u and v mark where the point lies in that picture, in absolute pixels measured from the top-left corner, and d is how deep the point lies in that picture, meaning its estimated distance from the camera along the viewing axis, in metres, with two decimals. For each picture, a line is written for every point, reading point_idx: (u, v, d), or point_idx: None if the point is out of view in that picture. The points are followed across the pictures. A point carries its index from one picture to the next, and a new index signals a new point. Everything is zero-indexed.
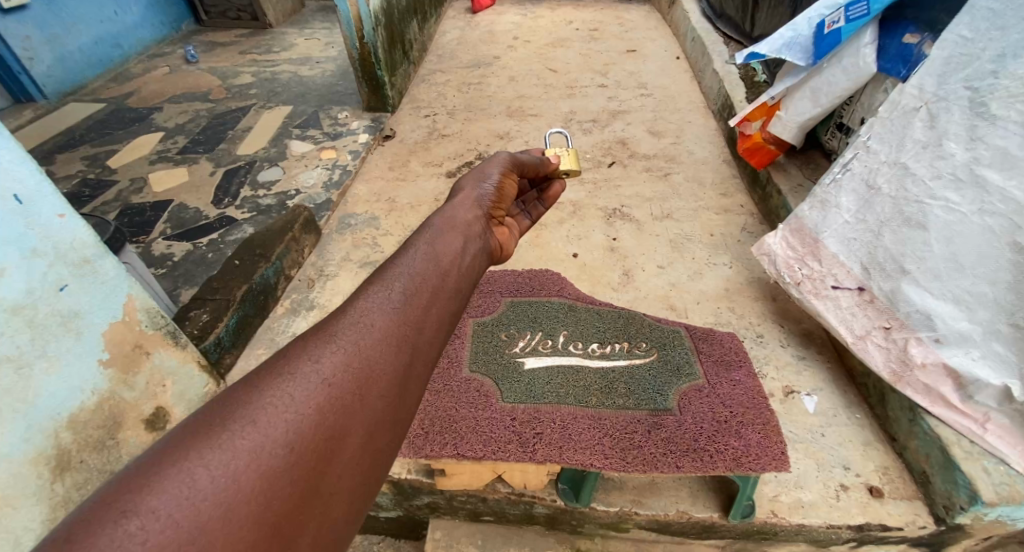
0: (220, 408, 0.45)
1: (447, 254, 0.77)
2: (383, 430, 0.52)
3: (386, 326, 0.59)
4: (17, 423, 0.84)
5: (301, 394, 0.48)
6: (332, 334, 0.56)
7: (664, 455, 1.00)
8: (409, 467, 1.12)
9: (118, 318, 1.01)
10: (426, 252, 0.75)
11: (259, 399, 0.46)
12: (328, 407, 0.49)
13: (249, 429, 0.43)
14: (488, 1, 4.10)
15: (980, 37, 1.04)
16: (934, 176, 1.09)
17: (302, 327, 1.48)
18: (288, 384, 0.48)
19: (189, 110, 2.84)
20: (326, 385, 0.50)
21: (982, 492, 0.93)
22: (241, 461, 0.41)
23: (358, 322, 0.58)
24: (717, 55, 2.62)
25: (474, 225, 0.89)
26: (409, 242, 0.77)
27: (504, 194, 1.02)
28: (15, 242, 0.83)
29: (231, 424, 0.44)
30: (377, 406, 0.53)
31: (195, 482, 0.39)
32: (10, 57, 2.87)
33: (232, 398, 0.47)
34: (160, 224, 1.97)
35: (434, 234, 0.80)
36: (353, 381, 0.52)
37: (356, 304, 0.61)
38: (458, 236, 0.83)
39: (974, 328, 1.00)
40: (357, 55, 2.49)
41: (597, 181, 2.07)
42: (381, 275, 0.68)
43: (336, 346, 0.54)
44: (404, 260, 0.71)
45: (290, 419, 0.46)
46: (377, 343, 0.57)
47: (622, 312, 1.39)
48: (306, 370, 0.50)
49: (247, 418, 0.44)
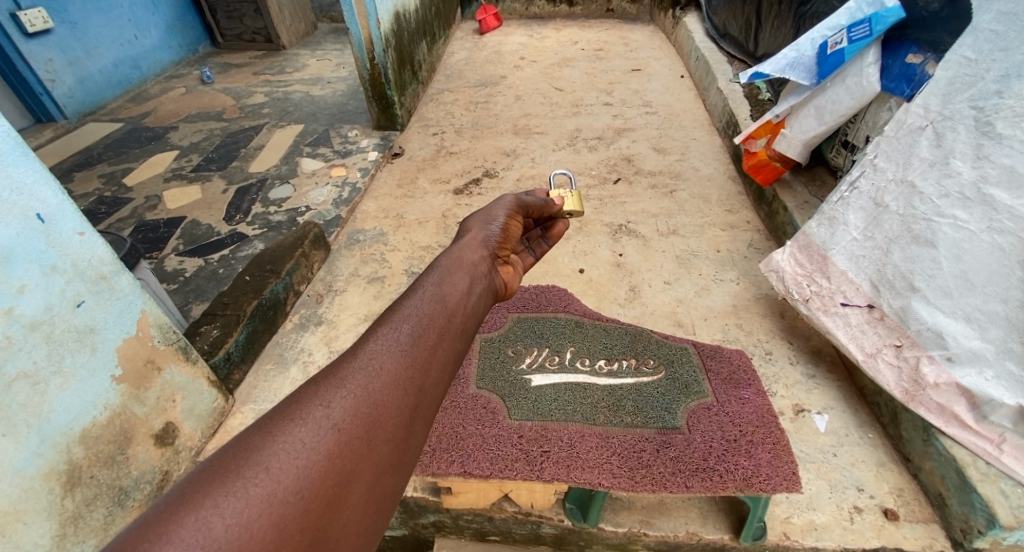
0: (234, 453, 0.47)
1: (454, 294, 0.78)
2: (389, 474, 0.53)
3: (394, 369, 0.60)
4: (31, 438, 0.85)
5: (312, 440, 0.49)
6: (343, 379, 0.57)
7: (672, 474, 0.99)
8: (415, 484, 1.10)
9: (131, 334, 1.02)
10: (433, 291, 0.76)
11: (272, 445, 0.48)
12: (337, 453, 0.50)
13: (263, 476, 0.45)
14: (495, 22, 4.19)
15: (984, 59, 1.05)
16: (942, 195, 1.09)
17: (310, 343, 1.49)
18: (300, 430, 0.50)
19: (204, 129, 2.91)
20: (336, 431, 0.51)
21: (999, 515, 0.92)
22: (253, 510, 0.42)
23: (367, 365, 0.59)
24: (721, 74, 2.66)
25: (480, 265, 0.90)
26: (417, 282, 0.79)
27: (511, 236, 1.03)
28: (37, 259, 0.85)
29: (245, 470, 0.45)
30: (384, 450, 0.54)
31: (209, 530, 0.40)
32: (33, 79, 2.97)
33: (246, 443, 0.48)
34: (173, 240, 2.01)
35: (442, 274, 0.81)
36: (362, 426, 0.53)
37: (366, 346, 0.62)
38: (465, 275, 0.84)
39: (987, 347, 0.99)
40: (368, 76, 2.55)
41: (602, 198, 2.09)
42: (390, 317, 0.69)
43: (346, 391, 0.55)
44: (412, 301, 0.73)
45: (302, 466, 0.47)
46: (385, 386, 0.58)
47: (629, 329, 1.39)
48: (317, 415, 0.52)
49: (260, 465, 0.46)
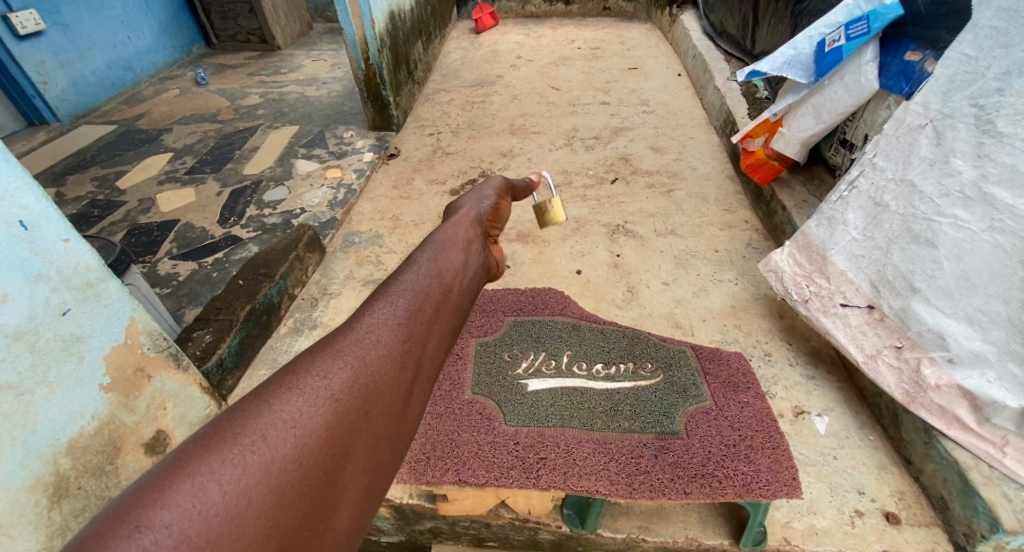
0: (230, 421, 0.46)
1: (449, 270, 0.78)
2: (387, 445, 0.53)
3: (390, 342, 0.60)
4: (16, 450, 0.83)
5: (310, 408, 0.49)
6: (340, 350, 0.57)
7: (672, 480, 0.97)
8: (410, 491, 1.08)
9: (120, 342, 1.01)
10: (428, 266, 0.76)
11: (268, 413, 0.47)
12: (335, 422, 0.49)
13: (259, 444, 0.44)
14: (490, 21, 4.17)
15: (985, 56, 1.03)
16: (942, 194, 1.07)
17: (304, 347, 1.47)
18: (297, 399, 0.49)
19: (198, 131, 2.89)
20: (334, 400, 0.51)
21: (1004, 519, 0.90)
22: (251, 476, 0.42)
23: (365, 334, 0.59)
24: (718, 72, 2.64)
25: (474, 241, 0.90)
26: (411, 256, 0.78)
27: (501, 215, 1.05)
28: (20, 268, 0.83)
29: (241, 438, 0.44)
30: (380, 422, 0.53)
31: (206, 495, 0.39)
32: (24, 81, 2.94)
33: (241, 411, 0.47)
34: (166, 244, 1.99)
35: (436, 250, 0.80)
36: (360, 397, 0.53)
37: (363, 319, 0.62)
38: (460, 251, 0.84)
39: (988, 348, 0.97)
40: (363, 76, 2.52)
41: (600, 198, 2.07)
42: (385, 291, 0.68)
43: (343, 362, 0.55)
44: (406, 276, 0.72)
45: (299, 434, 0.46)
46: (382, 358, 0.58)
47: (627, 332, 1.37)
48: (314, 385, 0.51)
49: (257, 432, 0.45)
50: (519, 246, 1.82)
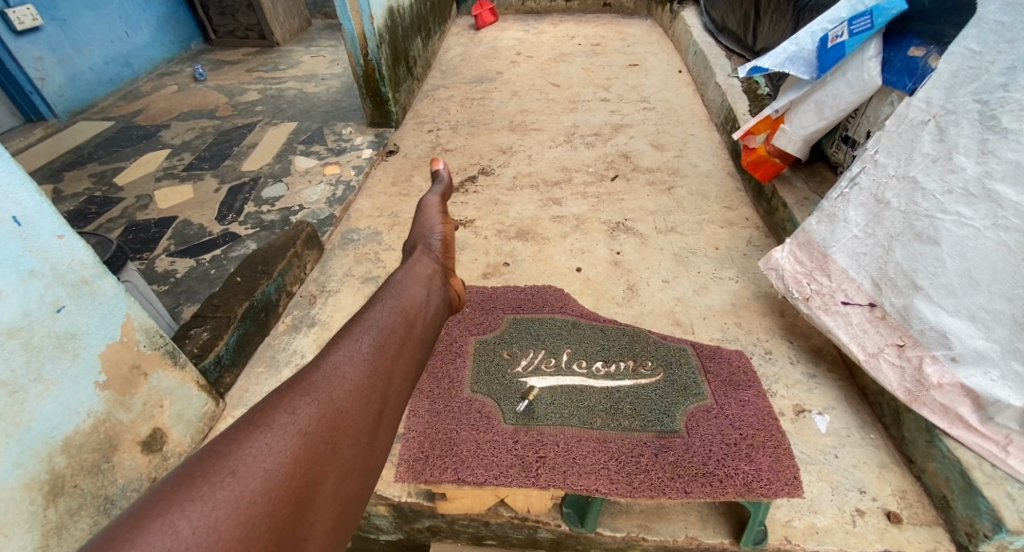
0: (203, 462, 0.50)
1: (413, 306, 0.86)
2: (355, 475, 0.58)
3: (356, 378, 0.66)
4: (10, 449, 0.82)
5: (278, 443, 0.54)
6: (307, 388, 0.62)
7: (672, 479, 0.97)
8: (409, 489, 1.07)
9: (116, 339, 1.00)
10: (393, 305, 0.83)
11: (237, 450, 0.52)
12: (303, 455, 0.54)
13: (229, 479, 0.49)
14: (490, 17, 4.15)
15: (989, 51, 1.02)
16: (945, 190, 1.06)
17: (303, 345, 1.46)
18: (267, 435, 0.54)
19: (196, 127, 2.87)
20: (302, 434, 0.56)
21: (1006, 518, 0.90)
22: (219, 512, 0.46)
23: (330, 372, 0.65)
24: (720, 68, 2.63)
25: (434, 277, 1.00)
26: (377, 297, 0.86)
27: (448, 244, 1.19)
28: (13, 264, 0.82)
29: (212, 476, 0.49)
30: (348, 454, 0.58)
31: (175, 534, 0.43)
32: (21, 77, 2.92)
33: (213, 451, 0.52)
34: (164, 240, 1.98)
35: (398, 289, 0.89)
36: (327, 430, 0.58)
37: (330, 358, 0.68)
38: (422, 288, 0.93)
39: (991, 346, 0.96)
40: (362, 72, 2.51)
41: (600, 195, 2.06)
42: (351, 330, 0.75)
43: (311, 398, 0.60)
44: (372, 315, 0.79)
45: (269, 468, 0.51)
46: (348, 393, 0.63)
47: (627, 330, 1.36)
48: (282, 421, 0.56)
49: (226, 469, 0.49)
50: (518, 243, 1.81)
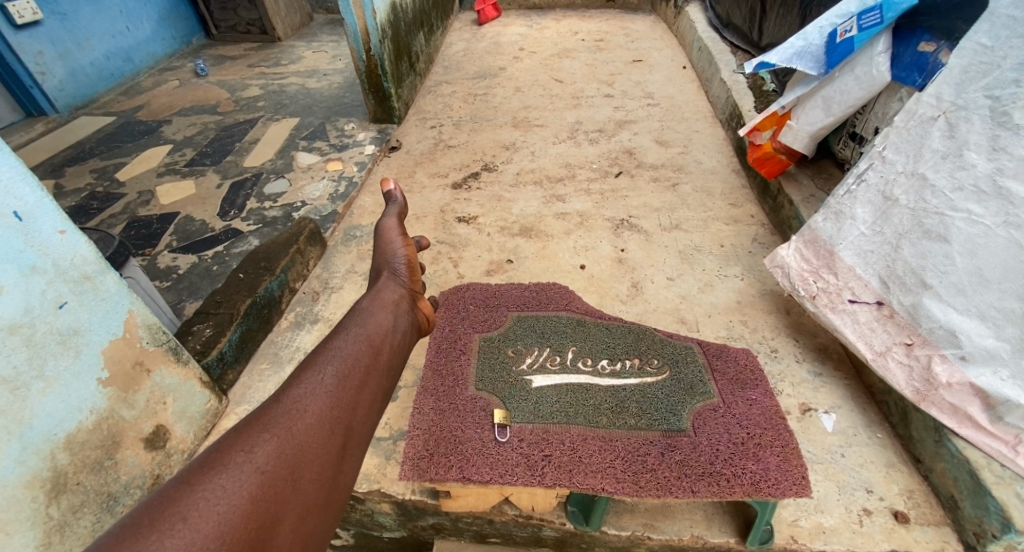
0: (153, 508, 0.49)
1: (378, 334, 0.85)
2: (316, 511, 0.58)
3: (319, 411, 0.65)
4: (12, 446, 0.82)
5: (235, 484, 0.53)
6: (267, 423, 0.61)
7: (679, 479, 0.96)
8: (413, 486, 1.07)
9: (118, 335, 0.99)
10: (357, 334, 0.82)
11: (190, 494, 0.50)
12: (260, 494, 0.53)
13: (180, 526, 0.47)
14: (493, 12, 4.12)
15: (1001, 46, 1.00)
16: (955, 187, 1.05)
17: (306, 342, 1.46)
18: (222, 477, 0.53)
19: (198, 123, 2.86)
20: (259, 473, 0.55)
21: (1015, 519, 0.89)
22: None
23: (291, 407, 0.64)
24: (724, 64, 2.61)
25: (401, 303, 0.98)
26: (342, 326, 0.85)
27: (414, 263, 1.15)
28: (14, 260, 0.81)
29: (163, 523, 0.47)
30: (308, 489, 0.58)
31: None
32: (22, 72, 2.91)
33: (165, 496, 0.50)
34: (166, 237, 1.97)
35: (364, 317, 0.88)
36: (286, 468, 0.57)
37: (292, 392, 0.67)
38: (388, 315, 0.92)
39: (1001, 345, 0.95)
40: (364, 67, 2.49)
41: (604, 192, 2.05)
42: (315, 361, 0.74)
43: (269, 435, 0.59)
44: (336, 344, 0.78)
45: (223, 511, 0.50)
46: (310, 427, 0.62)
47: (632, 328, 1.35)
48: (239, 461, 0.55)
49: (178, 515, 0.48)
50: (521, 240, 1.80)
